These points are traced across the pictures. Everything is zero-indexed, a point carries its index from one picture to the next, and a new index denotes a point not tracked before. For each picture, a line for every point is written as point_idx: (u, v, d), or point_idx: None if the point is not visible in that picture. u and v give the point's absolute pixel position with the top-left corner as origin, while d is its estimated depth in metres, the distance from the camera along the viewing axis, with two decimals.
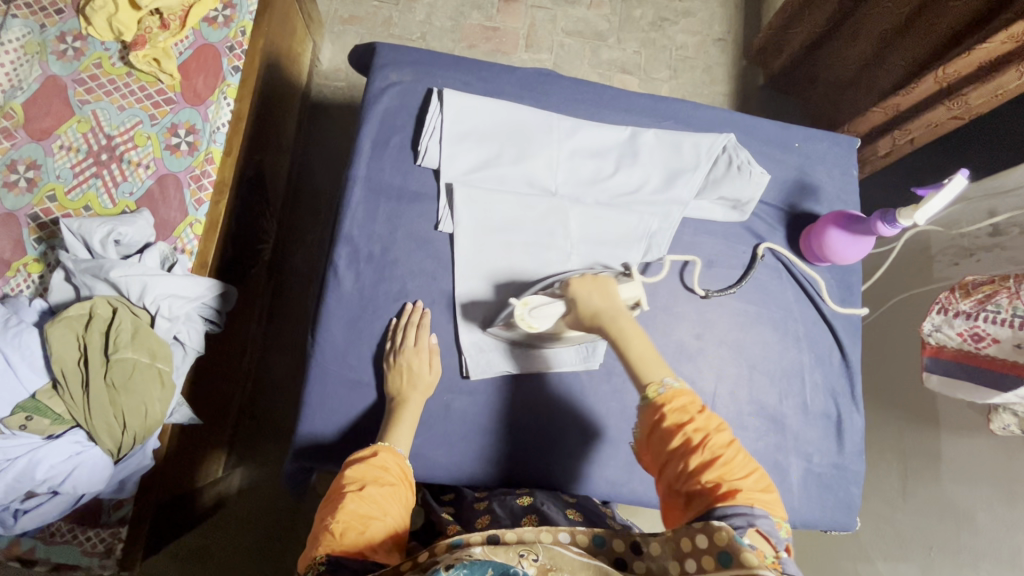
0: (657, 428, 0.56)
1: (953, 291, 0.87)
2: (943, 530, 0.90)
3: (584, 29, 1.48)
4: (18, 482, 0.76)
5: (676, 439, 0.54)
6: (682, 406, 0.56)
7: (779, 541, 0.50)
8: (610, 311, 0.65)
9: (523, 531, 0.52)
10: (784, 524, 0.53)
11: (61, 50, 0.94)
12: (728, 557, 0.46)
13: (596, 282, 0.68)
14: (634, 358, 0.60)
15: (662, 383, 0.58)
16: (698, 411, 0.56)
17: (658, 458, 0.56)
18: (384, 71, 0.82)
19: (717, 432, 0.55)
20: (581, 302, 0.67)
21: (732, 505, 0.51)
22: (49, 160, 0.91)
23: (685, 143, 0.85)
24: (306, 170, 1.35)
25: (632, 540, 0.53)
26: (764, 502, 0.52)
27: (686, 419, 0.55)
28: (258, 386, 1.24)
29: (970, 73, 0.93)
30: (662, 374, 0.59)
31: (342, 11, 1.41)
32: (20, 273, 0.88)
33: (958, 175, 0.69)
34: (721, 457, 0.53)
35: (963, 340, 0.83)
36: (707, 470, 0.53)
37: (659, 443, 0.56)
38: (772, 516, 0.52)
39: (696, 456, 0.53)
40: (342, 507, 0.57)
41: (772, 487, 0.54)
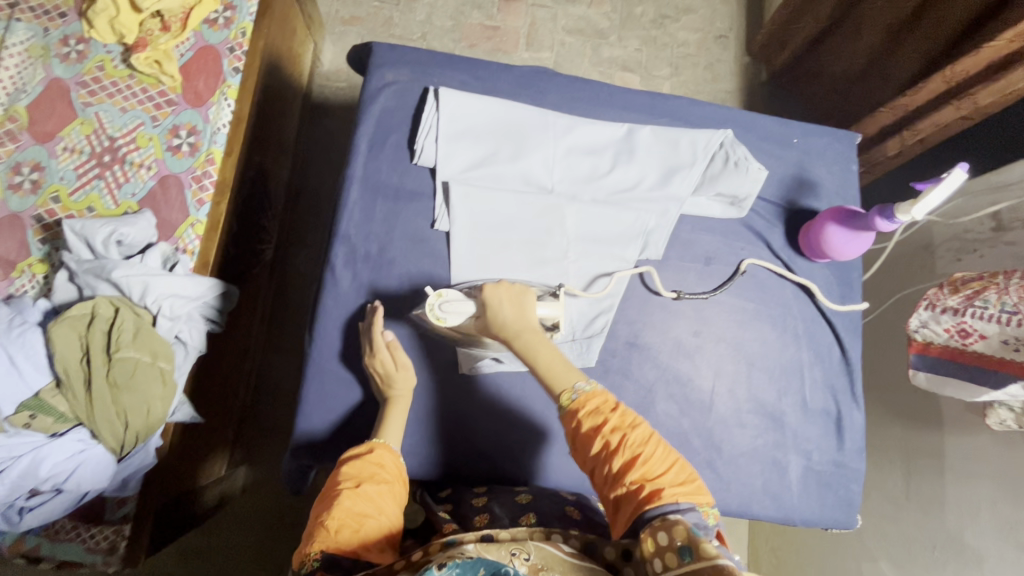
0: (577, 436, 0.58)
1: (941, 287, 0.87)
2: (946, 528, 0.90)
3: (585, 28, 1.48)
4: (22, 480, 0.77)
5: (594, 446, 0.56)
6: (596, 410, 0.58)
7: (705, 529, 0.52)
8: (520, 321, 0.65)
9: (516, 533, 0.54)
10: (712, 511, 0.54)
11: (64, 54, 0.95)
12: (688, 550, 0.47)
13: (510, 291, 0.67)
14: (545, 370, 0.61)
15: (574, 388, 0.60)
16: (612, 412, 0.58)
17: (585, 464, 0.58)
18: (381, 71, 0.83)
19: (632, 431, 0.56)
20: (495, 310, 0.65)
21: (654, 506, 0.52)
22: (53, 161, 0.92)
23: (682, 140, 0.85)
24: (308, 170, 1.36)
25: (624, 546, 0.54)
26: (686, 493, 0.54)
27: (600, 423, 0.57)
28: (261, 385, 1.25)
29: (978, 72, 0.92)
30: (576, 379, 0.61)
31: (343, 12, 1.41)
32: (25, 273, 0.89)
33: (957, 169, 0.68)
34: (639, 457, 0.55)
35: (950, 336, 0.83)
36: (626, 472, 0.55)
37: (582, 450, 0.58)
38: (696, 506, 0.53)
39: (615, 460, 0.55)
40: (338, 504, 0.57)
41: (696, 476, 0.55)
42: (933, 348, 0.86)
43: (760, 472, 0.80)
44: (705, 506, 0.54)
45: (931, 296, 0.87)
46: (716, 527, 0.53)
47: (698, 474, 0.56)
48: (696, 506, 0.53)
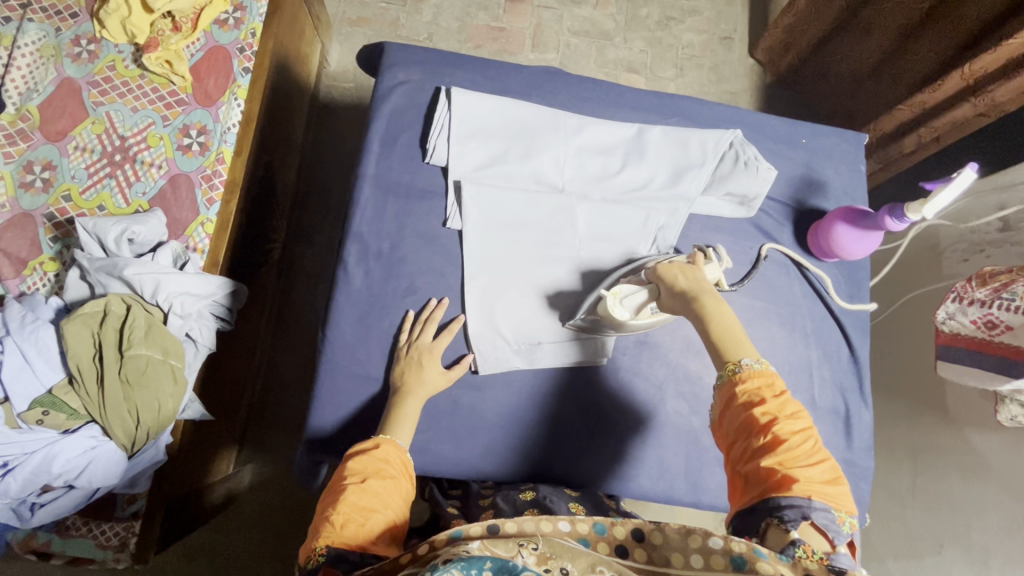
0: (729, 406, 0.58)
1: (970, 280, 0.87)
2: (953, 527, 0.90)
3: (590, 29, 1.49)
4: (35, 475, 0.77)
5: (744, 420, 0.56)
6: (755, 389, 0.57)
7: (834, 534, 0.51)
8: (695, 289, 0.66)
9: (523, 522, 0.51)
10: (847, 520, 0.54)
11: (75, 53, 0.96)
12: (742, 561, 0.47)
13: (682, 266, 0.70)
14: (715, 336, 0.61)
15: (740, 363, 0.59)
16: (773, 396, 0.57)
17: (727, 435, 0.58)
18: (392, 71, 0.83)
19: (790, 419, 0.56)
20: (671, 277, 0.69)
21: (789, 491, 0.52)
22: (65, 161, 0.93)
23: (691, 140, 0.85)
24: (316, 170, 1.37)
25: (635, 526, 0.52)
26: (826, 494, 0.54)
27: (758, 402, 0.57)
28: (269, 384, 1.25)
29: (996, 69, 0.91)
30: (742, 356, 0.60)
31: (350, 13, 1.42)
32: (36, 271, 0.89)
33: (967, 168, 0.68)
34: (787, 444, 0.55)
35: (977, 328, 0.83)
36: (772, 453, 0.54)
37: (728, 421, 0.58)
38: (833, 509, 0.53)
39: (761, 439, 0.55)
40: (344, 499, 0.57)
41: (840, 481, 0.55)
42: (961, 339, 0.86)
43: None
44: (843, 514, 0.53)
45: (958, 288, 0.88)
46: (846, 536, 0.53)
47: (845, 480, 0.55)
48: (833, 511, 0.53)
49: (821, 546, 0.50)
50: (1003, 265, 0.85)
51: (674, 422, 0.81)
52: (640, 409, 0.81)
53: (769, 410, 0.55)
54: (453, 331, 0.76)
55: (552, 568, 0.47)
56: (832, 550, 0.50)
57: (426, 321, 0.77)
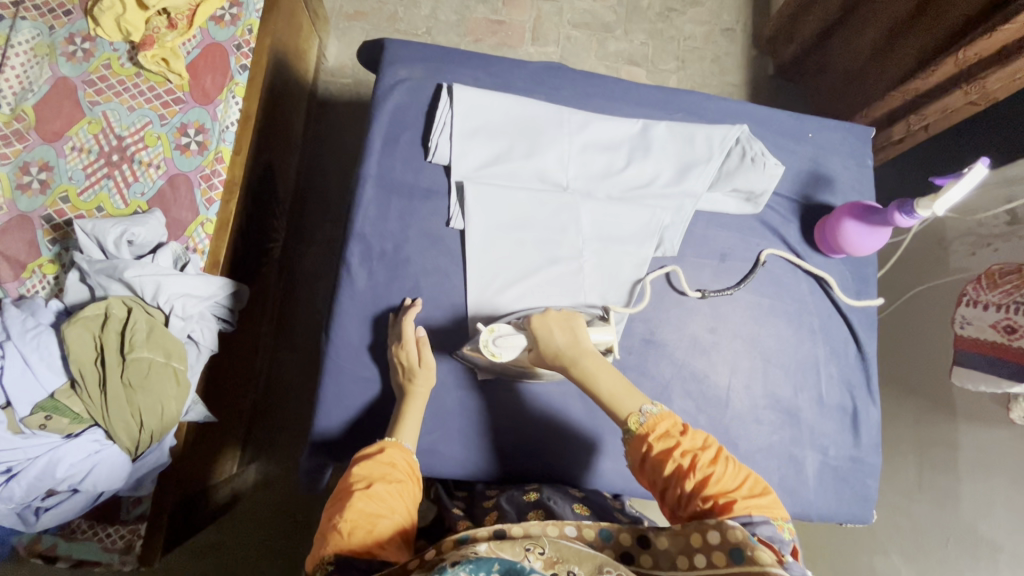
0: (647, 458, 0.59)
1: (980, 282, 0.89)
2: (960, 523, 0.90)
3: (591, 21, 1.47)
4: (39, 479, 0.77)
5: (667, 466, 0.57)
6: (665, 432, 0.59)
7: (780, 543, 0.53)
8: (574, 350, 0.66)
9: (529, 526, 0.53)
10: (787, 526, 0.55)
11: (70, 52, 0.94)
12: (740, 554, 0.48)
13: (563, 318, 0.68)
14: (608, 398, 0.63)
15: (641, 412, 0.61)
16: (681, 433, 0.59)
17: (656, 486, 0.59)
18: (393, 67, 0.82)
19: (703, 450, 0.57)
20: (545, 335, 0.67)
21: (726, 516, 0.53)
22: (62, 161, 0.91)
23: (697, 136, 0.84)
24: (316, 167, 1.35)
25: (639, 534, 0.54)
26: (760, 508, 0.55)
27: (672, 445, 0.58)
28: (271, 383, 1.25)
29: (990, 56, 0.92)
30: (641, 403, 0.62)
31: (347, 7, 1.40)
32: (35, 274, 0.89)
33: (979, 164, 0.66)
34: (713, 475, 0.56)
35: (996, 332, 0.84)
36: (702, 491, 0.55)
37: (651, 471, 0.58)
38: (771, 521, 0.54)
39: (687, 480, 0.56)
40: (351, 505, 0.57)
41: (771, 492, 0.56)
42: (978, 344, 0.86)
43: (776, 468, 0.80)
44: (781, 521, 0.54)
45: (969, 292, 0.90)
46: (791, 543, 0.54)
47: (771, 489, 0.57)
48: (772, 521, 0.54)
49: (772, 556, 0.50)
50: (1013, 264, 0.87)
51: None
52: None
53: (685, 451, 0.56)
54: (408, 318, 0.74)
55: (558, 571, 0.47)
56: (784, 559, 0.51)
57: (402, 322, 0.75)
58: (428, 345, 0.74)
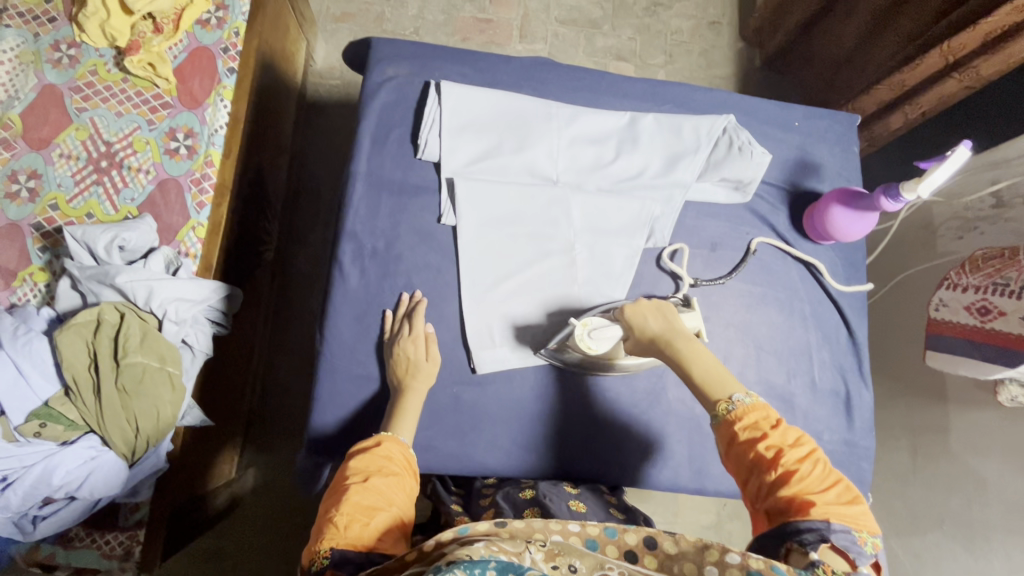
0: (732, 444, 0.59)
1: (963, 266, 0.90)
2: (954, 503, 0.91)
3: (578, 17, 1.48)
4: (35, 488, 0.76)
5: (750, 455, 0.57)
6: (754, 423, 0.58)
7: (856, 555, 0.50)
8: (670, 332, 0.68)
9: (531, 522, 0.51)
10: (871, 541, 0.53)
11: (55, 59, 0.94)
12: None
13: (656, 306, 0.70)
14: (699, 381, 0.63)
15: (732, 400, 0.61)
16: (772, 427, 0.58)
17: (737, 474, 0.58)
18: (380, 66, 0.82)
19: (793, 447, 0.56)
20: (640, 321, 0.70)
21: (805, 516, 0.52)
22: (50, 168, 0.91)
23: (684, 127, 0.85)
24: (306, 169, 1.35)
25: (646, 534, 0.52)
26: (845, 516, 0.53)
27: (758, 437, 0.57)
28: (267, 386, 1.25)
29: (978, 44, 0.93)
30: (733, 392, 0.62)
31: (334, 9, 1.40)
32: (26, 282, 0.88)
33: (961, 147, 0.68)
34: (798, 472, 0.55)
35: (971, 314, 0.85)
36: (784, 485, 0.54)
37: (734, 458, 0.58)
38: (853, 530, 0.52)
39: (771, 472, 0.55)
40: (347, 498, 0.57)
41: (860, 502, 0.54)
42: (955, 328, 0.87)
43: None
44: (866, 534, 0.53)
45: (952, 276, 0.90)
46: (872, 557, 0.52)
47: (863, 500, 0.55)
48: (855, 531, 0.52)
49: (842, 567, 0.49)
50: (995, 248, 0.87)
51: (675, 410, 0.81)
52: (641, 398, 0.81)
53: (772, 444, 0.56)
54: (417, 314, 0.75)
55: (559, 563, 0.47)
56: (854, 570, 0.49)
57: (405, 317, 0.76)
58: (436, 341, 0.76)
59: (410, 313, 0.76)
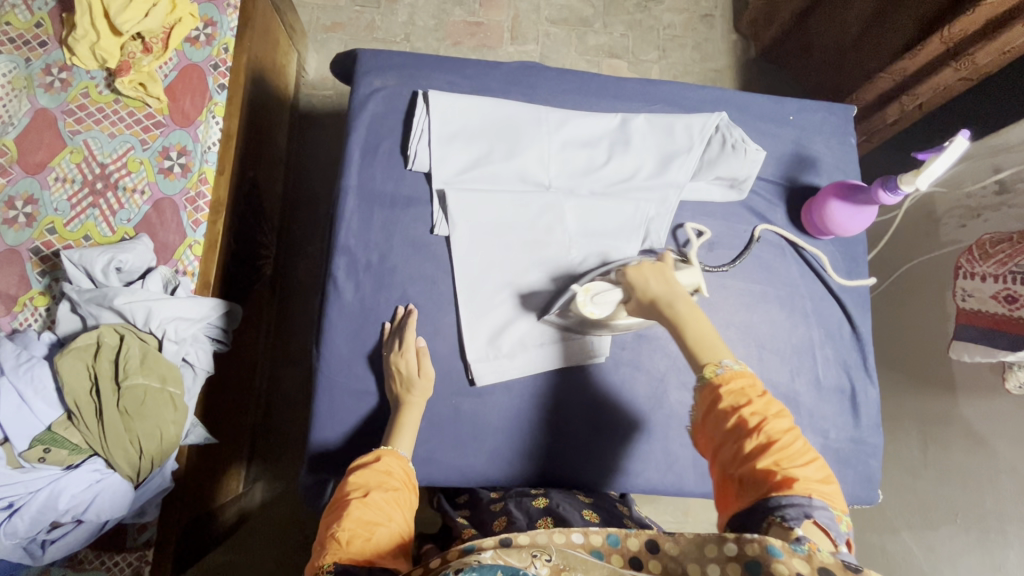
0: (713, 408, 0.57)
1: (973, 252, 0.90)
2: (967, 496, 0.90)
3: (569, 17, 1.46)
4: (41, 514, 0.76)
5: (731, 419, 0.55)
6: (738, 389, 0.57)
7: (835, 532, 0.49)
8: (669, 295, 0.66)
9: (534, 532, 0.49)
10: (843, 518, 0.52)
11: (47, 83, 0.94)
12: (757, 566, 0.45)
13: (656, 269, 0.69)
14: (692, 340, 0.61)
15: (720, 364, 0.59)
16: (759, 395, 0.56)
17: (714, 440, 0.57)
18: (368, 77, 0.82)
19: (777, 417, 0.55)
20: (641, 282, 0.68)
21: (785, 492, 0.50)
22: (46, 193, 0.91)
23: (677, 126, 0.84)
24: (302, 180, 1.36)
25: (649, 538, 0.49)
26: (821, 493, 0.51)
27: (743, 402, 0.56)
28: (272, 400, 1.25)
29: (976, 31, 0.91)
30: (722, 357, 0.60)
31: (324, 19, 1.40)
32: (27, 307, 0.89)
33: (959, 136, 0.67)
34: (777, 442, 0.53)
35: (998, 303, 0.83)
36: (762, 453, 0.53)
37: (714, 422, 0.57)
38: (830, 507, 0.51)
39: (751, 439, 0.54)
40: (348, 515, 0.56)
41: (831, 480, 0.53)
42: (980, 317, 0.85)
43: None
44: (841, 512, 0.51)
45: (964, 265, 0.90)
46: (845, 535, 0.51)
47: (835, 479, 0.54)
48: (831, 509, 0.51)
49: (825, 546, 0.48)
50: (1004, 232, 0.86)
51: (679, 413, 0.81)
52: (644, 402, 0.80)
53: (757, 409, 0.54)
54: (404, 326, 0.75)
55: None
56: (836, 549, 0.48)
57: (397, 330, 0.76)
58: (429, 356, 0.75)
59: (400, 327, 0.76)
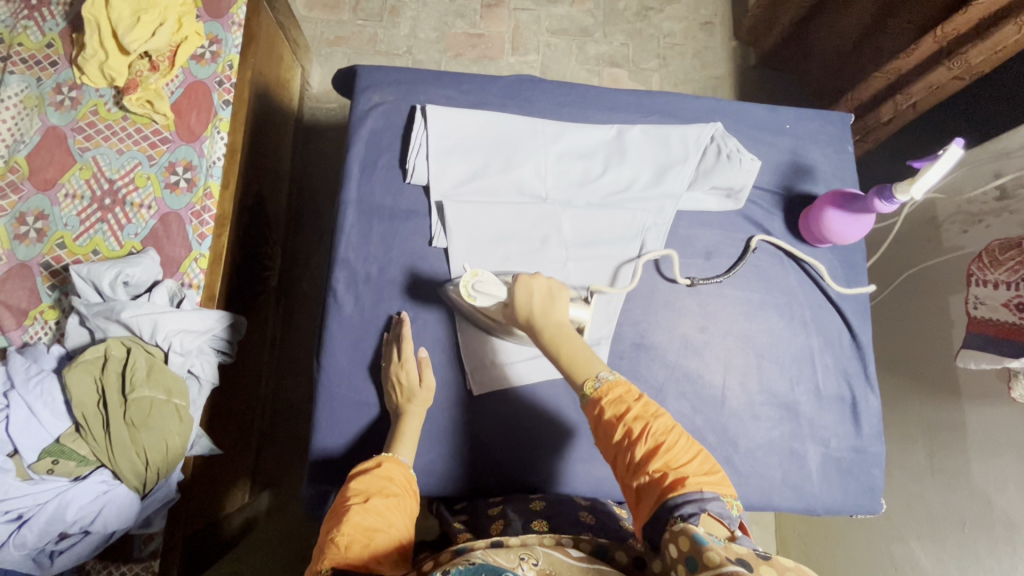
0: (599, 422, 0.58)
1: (983, 259, 0.88)
2: (973, 506, 0.88)
3: (569, 27, 1.48)
4: (49, 525, 0.78)
5: (617, 430, 0.57)
6: (618, 398, 0.58)
7: (729, 520, 0.50)
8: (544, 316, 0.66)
9: (524, 536, 0.52)
10: (734, 503, 0.53)
11: (58, 102, 0.97)
12: (695, 562, 0.45)
13: (546, 284, 0.68)
14: (569, 362, 0.63)
15: (598, 378, 0.61)
16: (636, 400, 0.58)
17: (609, 454, 0.58)
18: (367, 93, 0.83)
19: (656, 418, 0.57)
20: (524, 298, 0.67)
21: (677, 492, 0.51)
22: (56, 209, 0.93)
23: (673, 137, 0.84)
24: (306, 192, 1.37)
25: (637, 556, 0.51)
26: (710, 483, 0.53)
27: (623, 410, 0.57)
28: (277, 410, 1.27)
29: (970, 30, 0.92)
30: (599, 370, 0.62)
31: (328, 33, 1.42)
32: (37, 320, 0.90)
33: (952, 145, 0.66)
34: (662, 443, 0.55)
35: (1008, 311, 0.81)
36: (650, 458, 0.54)
37: (603, 436, 0.58)
38: (719, 495, 0.52)
39: (637, 445, 0.55)
40: (347, 519, 0.57)
41: (717, 468, 0.55)
42: (986, 325, 0.84)
43: (778, 464, 0.79)
44: (728, 497, 0.53)
45: (975, 272, 0.89)
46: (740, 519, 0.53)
47: (721, 467, 0.55)
48: (720, 497, 0.52)
49: (723, 533, 0.48)
50: (1013, 238, 0.86)
51: None
52: None
53: (636, 414, 0.56)
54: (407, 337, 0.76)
55: None
56: (733, 536, 0.49)
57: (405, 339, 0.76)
58: (429, 366, 0.76)
59: (399, 338, 0.76)
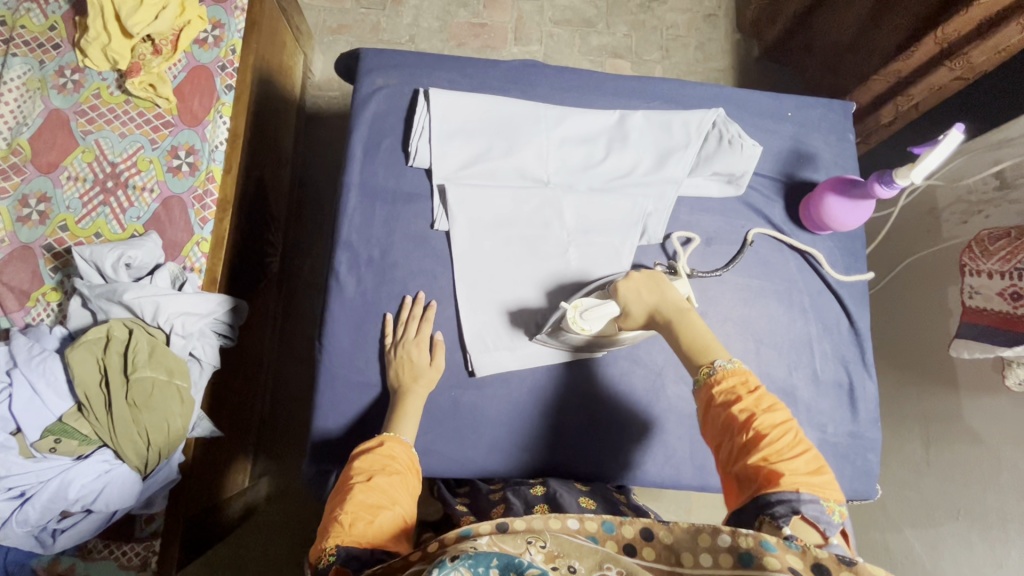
0: (708, 407, 0.59)
1: (972, 249, 0.89)
2: (968, 493, 0.89)
3: (572, 17, 1.48)
4: (52, 502, 0.78)
5: (722, 418, 0.57)
6: (730, 388, 0.59)
7: (825, 525, 0.50)
8: (662, 305, 0.70)
9: (531, 519, 0.50)
10: (838, 508, 0.52)
11: (60, 85, 0.97)
12: (750, 558, 0.46)
13: (646, 279, 0.72)
14: (689, 347, 0.65)
15: (713, 364, 0.61)
16: (748, 393, 0.58)
17: (711, 440, 0.59)
18: (370, 76, 0.83)
19: (766, 412, 0.56)
20: (628, 292, 0.71)
21: (775, 489, 0.51)
22: (58, 191, 0.94)
23: (675, 123, 0.85)
24: (308, 179, 1.38)
25: (644, 525, 0.50)
26: (812, 486, 0.52)
27: (733, 400, 0.58)
28: (277, 395, 1.27)
29: (970, 31, 0.92)
30: (715, 358, 0.63)
31: (330, 21, 1.42)
32: (39, 302, 0.91)
33: (953, 130, 0.66)
34: (767, 438, 0.54)
35: (1004, 300, 0.82)
36: (752, 450, 0.54)
37: (709, 422, 0.59)
38: (820, 499, 0.52)
39: (742, 436, 0.55)
40: (350, 498, 0.58)
41: (825, 471, 0.54)
42: (983, 315, 0.85)
43: None
44: (832, 504, 0.52)
45: (968, 262, 0.89)
46: (840, 526, 0.52)
47: (829, 470, 0.54)
48: (822, 501, 0.51)
49: (814, 539, 0.50)
50: (1001, 228, 0.87)
51: (675, 407, 0.81)
52: (640, 395, 0.81)
53: (744, 407, 0.56)
54: (429, 319, 0.77)
55: (559, 565, 0.46)
56: (825, 542, 0.50)
57: (408, 321, 0.77)
58: (444, 348, 0.77)
59: (413, 317, 0.77)
